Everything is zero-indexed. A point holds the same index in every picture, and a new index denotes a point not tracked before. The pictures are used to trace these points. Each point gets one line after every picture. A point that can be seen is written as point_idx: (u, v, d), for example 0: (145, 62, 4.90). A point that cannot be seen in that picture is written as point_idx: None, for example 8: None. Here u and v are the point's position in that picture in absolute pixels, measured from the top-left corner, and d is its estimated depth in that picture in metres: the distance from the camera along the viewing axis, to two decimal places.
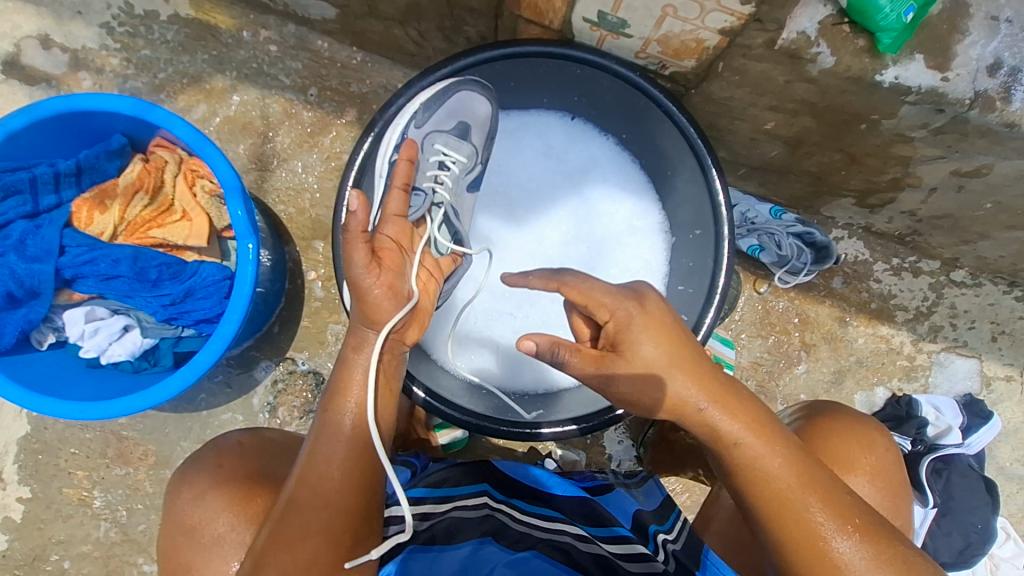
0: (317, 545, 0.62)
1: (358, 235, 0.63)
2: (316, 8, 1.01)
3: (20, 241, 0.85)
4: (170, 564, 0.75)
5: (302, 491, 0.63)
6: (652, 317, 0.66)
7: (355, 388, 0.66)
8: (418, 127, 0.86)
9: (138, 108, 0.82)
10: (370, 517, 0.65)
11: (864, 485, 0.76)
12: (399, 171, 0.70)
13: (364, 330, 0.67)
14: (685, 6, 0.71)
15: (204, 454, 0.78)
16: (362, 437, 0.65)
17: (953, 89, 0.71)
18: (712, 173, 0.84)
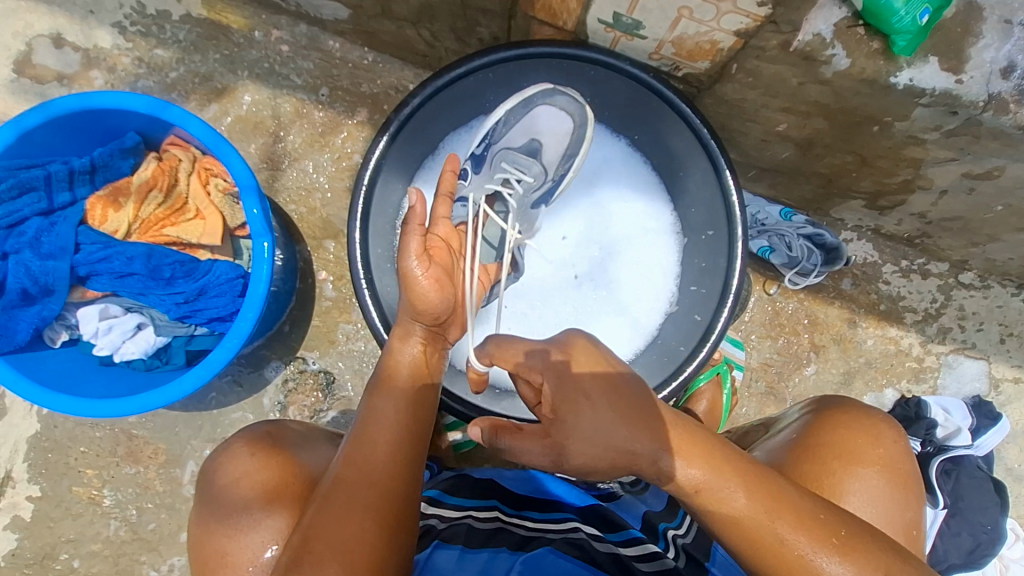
0: (363, 522, 0.59)
1: (416, 227, 0.71)
2: (329, 8, 1.01)
3: (35, 239, 0.86)
4: (202, 553, 0.74)
5: (347, 472, 0.62)
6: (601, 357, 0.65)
7: (399, 376, 0.70)
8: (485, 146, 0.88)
9: (154, 106, 0.82)
10: (411, 502, 0.63)
11: (876, 478, 0.76)
12: (444, 179, 0.77)
13: (414, 324, 0.72)
14: (700, 8, 0.71)
15: (235, 445, 0.77)
16: (410, 421, 0.67)
17: (967, 91, 0.71)
18: (725, 174, 0.84)
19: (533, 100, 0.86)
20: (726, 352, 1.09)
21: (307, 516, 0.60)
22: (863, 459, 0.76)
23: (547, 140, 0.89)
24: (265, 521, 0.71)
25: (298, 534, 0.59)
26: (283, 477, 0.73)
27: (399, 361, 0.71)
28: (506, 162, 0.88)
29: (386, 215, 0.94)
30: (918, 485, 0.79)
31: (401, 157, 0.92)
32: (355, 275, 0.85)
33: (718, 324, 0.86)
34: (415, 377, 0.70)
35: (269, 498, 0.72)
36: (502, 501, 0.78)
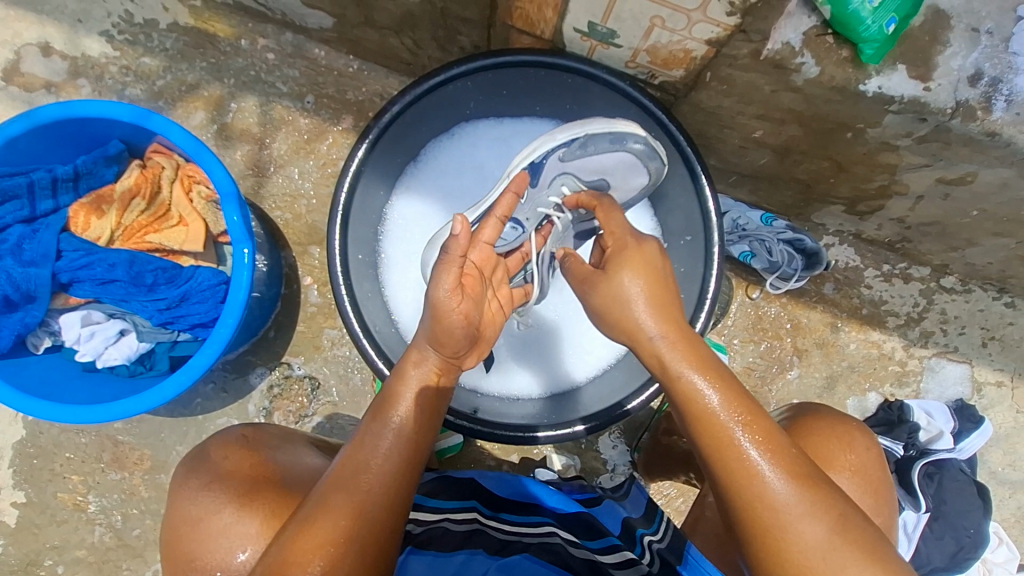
0: (345, 552, 0.59)
1: (456, 259, 0.68)
2: (313, 17, 1.02)
3: (17, 246, 0.86)
4: (173, 556, 0.74)
5: (334, 495, 0.62)
6: (642, 255, 0.69)
7: (407, 401, 0.68)
8: (562, 161, 0.83)
9: (136, 115, 0.83)
10: (395, 537, 0.63)
11: (847, 484, 0.76)
12: (502, 204, 0.74)
13: (428, 350, 0.70)
14: (672, 17, 0.72)
15: (209, 450, 0.78)
16: (409, 454, 0.66)
17: (935, 99, 0.72)
18: (701, 180, 0.86)
19: (603, 137, 0.82)
20: None
21: (289, 530, 0.61)
22: (835, 463, 0.77)
23: (614, 176, 0.88)
24: (236, 523, 0.71)
25: (276, 550, 0.59)
26: (253, 485, 0.74)
27: (409, 388, 0.69)
28: (565, 186, 0.85)
29: (367, 221, 0.95)
30: (889, 489, 0.80)
31: (382, 164, 0.93)
32: (335, 280, 0.86)
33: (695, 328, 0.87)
34: (419, 404, 0.69)
35: (243, 500, 0.72)
36: (482, 502, 0.79)
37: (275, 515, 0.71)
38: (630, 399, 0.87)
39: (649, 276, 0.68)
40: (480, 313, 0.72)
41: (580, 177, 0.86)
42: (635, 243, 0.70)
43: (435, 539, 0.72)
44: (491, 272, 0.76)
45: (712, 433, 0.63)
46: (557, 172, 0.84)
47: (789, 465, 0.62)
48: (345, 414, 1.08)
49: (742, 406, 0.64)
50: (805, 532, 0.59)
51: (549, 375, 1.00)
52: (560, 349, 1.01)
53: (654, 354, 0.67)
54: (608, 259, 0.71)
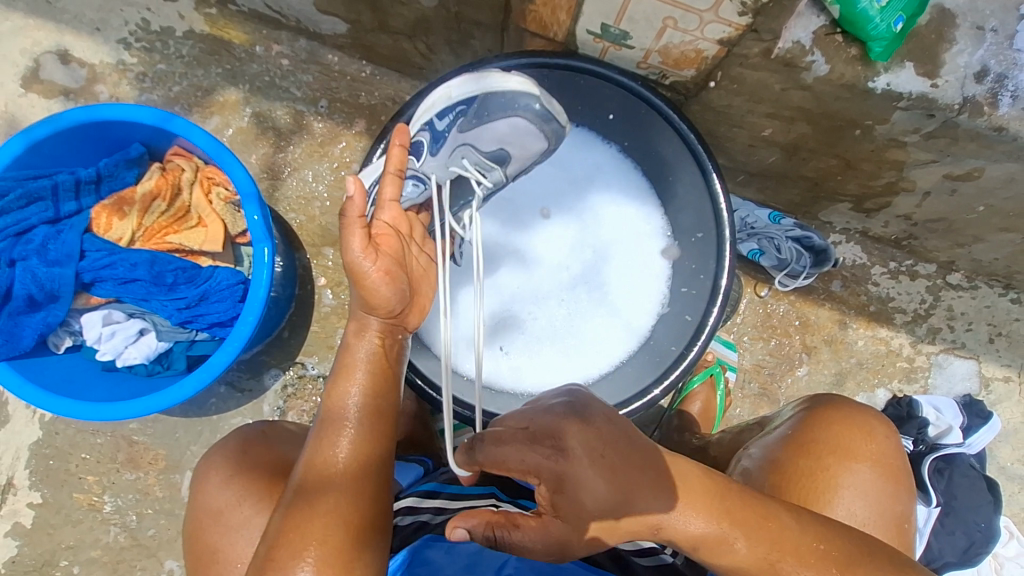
0: (328, 522, 0.60)
1: (355, 220, 0.68)
2: (328, 23, 1.05)
3: (42, 246, 0.87)
4: (196, 549, 0.75)
5: (310, 476, 0.64)
6: (592, 442, 0.56)
7: (359, 370, 0.69)
8: (460, 132, 0.79)
9: (158, 117, 0.84)
10: (381, 499, 0.65)
11: (868, 472, 0.77)
12: (392, 157, 0.70)
13: (367, 317, 0.71)
14: (685, 18, 0.74)
15: (228, 445, 0.79)
16: (373, 420, 0.68)
17: (943, 95, 0.74)
18: (712, 178, 0.87)
19: (496, 99, 0.76)
20: (718, 354, 1.11)
21: (275, 521, 0.62)
22: (856, 453, 0.78)
23: (513, 147, 0.79)
24: (256, 515, 0.72)
25: (266, 540, 0.61)
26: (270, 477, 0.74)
27: (357, 357, 0.70)
28: (466, 159, 0.79)
29: None
30: (909, 477, 0.80)
31: None
32: None
33: (708, 324, 0.88)
34: (373, 370, 0.70)
35: (264, 493, 0.73)
36: (501, 488, 0.78)
37: None
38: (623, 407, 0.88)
39: (613, 462, 0.56)
40: (404, 270, 0.72)
41: (479, 147, 0.79)
42: (571, 469, 0.55)
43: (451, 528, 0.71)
44: (410, 230, 0.75)
45: (753, 574, 0.61)
46: (457, 144, 0.79)
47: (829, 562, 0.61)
48: None
49: (741, 520, 0.61)
50: None
51: (546, 373, 1.00)
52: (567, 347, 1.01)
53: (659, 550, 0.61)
54: (562, 485, 0.56)
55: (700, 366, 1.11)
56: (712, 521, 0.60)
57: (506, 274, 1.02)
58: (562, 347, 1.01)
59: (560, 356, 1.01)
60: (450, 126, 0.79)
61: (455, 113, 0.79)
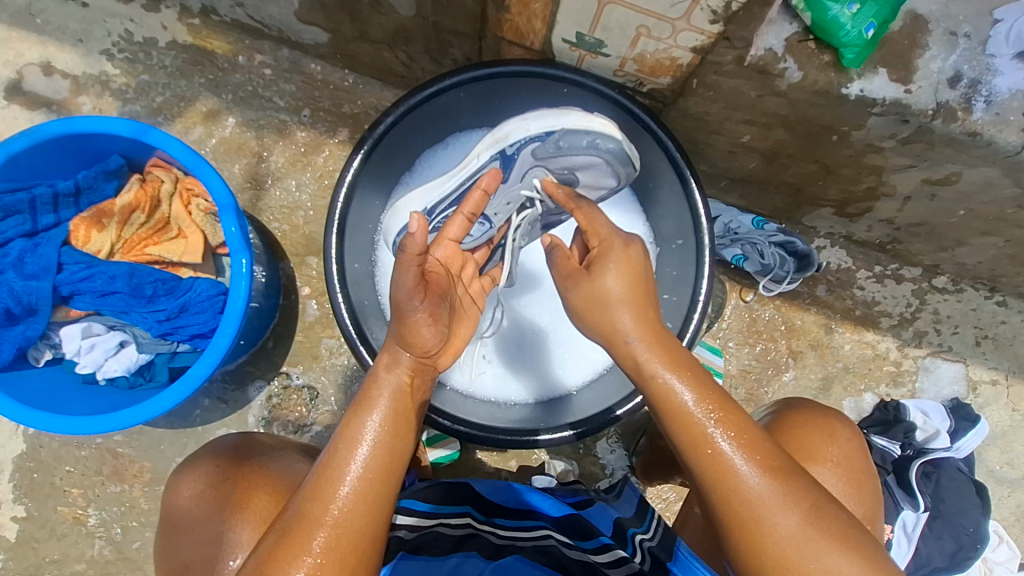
0: (323, 558, 0.59)
1: (411, 258, 0.61)
2: (309, 33, 1.05)
3: (19, 260, 0.87)
4: (171, 562, 0.76)
5: (310, 507, 0.61)
6: (626, 258, 0.70)
7: (380, 407, 0.67)
8: (536, 155, 0.78)
9: (135, 130, 0.84)
10: (374, 543, 0.62)
11: (829, 475, 0.77)
12: (471, 200, 0.74)
13: (400, 351, 0.69)
14: (657, 26, 0.74)
15: (201, 459, 0.79)
16: (386, 458, 0.65)
17: (916, 101, 0.74)
18: (691, 185, 0.87)
19: (583, 136, 0.77)
20: (704, 359, 1.09)
21: (267, 543, 0.61)
22: (817, 455, 0.78)
23: (585, 173, 0.83)
24: (228, 531, 0.72)
25: (255, 562, 0.60)
26: (244, 492, 0.74)
27: (381, 393, 0.67)
28: (537, 182, 0.80)
29: (364, 231, 0.96)
30: (873, 480, 0.80)
31: (376, 175, 0.94)
32: (331, 288, 0.87)
33: (689, 330, 0.88)
34: (396, 410, 0.67)
35: (230, 507, 0.74)
36: (475, 507, 0.79)
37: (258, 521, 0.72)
38: (622, 404, 0.87)
39: (633, 289, 0.70)
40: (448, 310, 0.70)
41: (553, 172, 0.81)
42: (620, 245, 0.71)
43: (426, 544, 0.71)
44: (459, 268, 0.79)
45: (688, 410, 0.64)
46: (529, 165, 0.79)
47: (765, 458, 0.63)
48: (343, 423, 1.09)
49: (716, 401, 0.65)
50: (778, 524, 0.60)
51: (543, 378, 1.00)
52: (553, 353, 1.02)
53: (630, 357, 0.68)
54: (593, 260, 0.72)
55: None
56: (682, 365, 0.67)
57: None
58: (560, 349, 1.02)
59: (558, 359, 1.01)
60: (521, 150, 0.78)
61: (529, 139, 0.77)
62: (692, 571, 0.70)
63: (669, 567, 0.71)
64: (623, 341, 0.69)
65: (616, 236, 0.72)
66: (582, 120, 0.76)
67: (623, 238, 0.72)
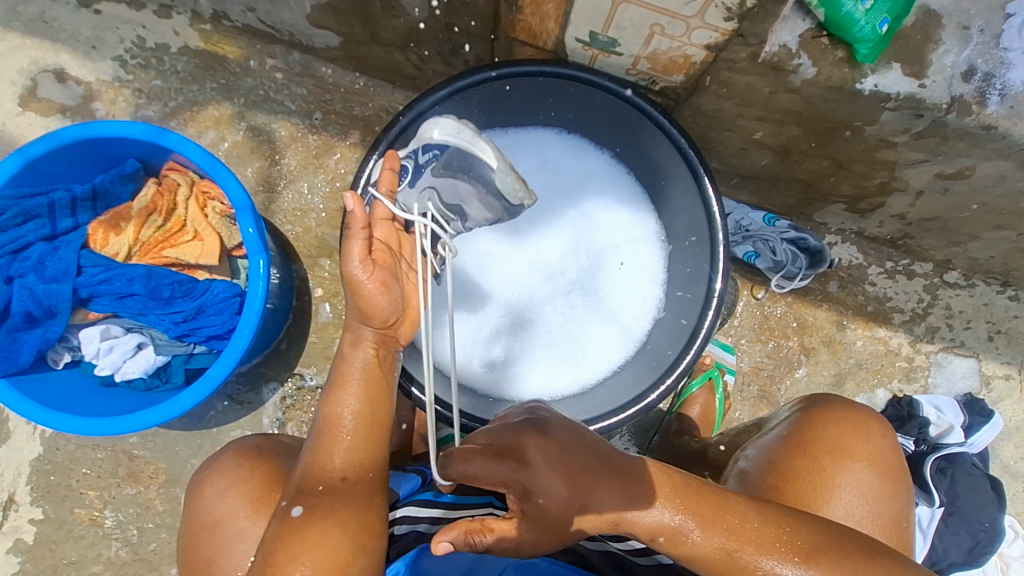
0: (325, 529, 0.61)
1: (359, 232, 0.67)
2: (321, 37, 1.06)
3: (39, 262, 0.88)
4: (192, 562, 0.76)
5: (306, 484, 0.65)
6: (555, 443, 0.62)
7: (353, 381, 0.69)
8: (433, 173, 0.72)
9: (152, 133, 0.85)
10: (371, 510, 0.65)
11: (865, 473, 0.77)
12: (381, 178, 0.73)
13: (361, 327, 0.70)
14: (672, 25, 0.74)
15: (222, 458, 0.80)
16: (368, 425, 0.68)
17: (930, 95, 0.74)
18: (705, 181, 0.88)
19: (465, 144, 0.67)
20: (716, 356, 1.11)
21: (271, 529, 0.63)
22: (853, 453, 0.78)
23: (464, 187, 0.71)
24: (252, 526, 0.74)
25: (265, 550, 0.62)
26: (266, 490, 0.75)
27: (351, 366, 0.69)
28: (432, 202, 0.71)
29: None
30: (907, 477, 0.80)
31: None
32: None
33: (704, 328, 0.88)
34: (368, 382, 0.69)
35: (256, 505, 0.74)
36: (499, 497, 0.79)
37: None
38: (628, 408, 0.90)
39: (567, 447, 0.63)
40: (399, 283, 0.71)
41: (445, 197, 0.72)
42: (534, 429, 0.62)
43: None
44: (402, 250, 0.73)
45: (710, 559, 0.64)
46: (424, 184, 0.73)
47: (787, 545, 0.63)
48: None
49: (710, 521, 0.64)
50: None
51: (554, 380, 0.99)
52: (566, 355, 1.01)
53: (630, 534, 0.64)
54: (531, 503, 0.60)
55: (699, 369, 1.10)
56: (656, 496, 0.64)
57: (503, 260, 1.01)
58: (557, 351, 1.01)
59: (556, 360, 1.00)
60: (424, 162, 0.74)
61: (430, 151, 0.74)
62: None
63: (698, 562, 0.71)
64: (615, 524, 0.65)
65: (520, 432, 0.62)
66: (455, 135, 0.67)
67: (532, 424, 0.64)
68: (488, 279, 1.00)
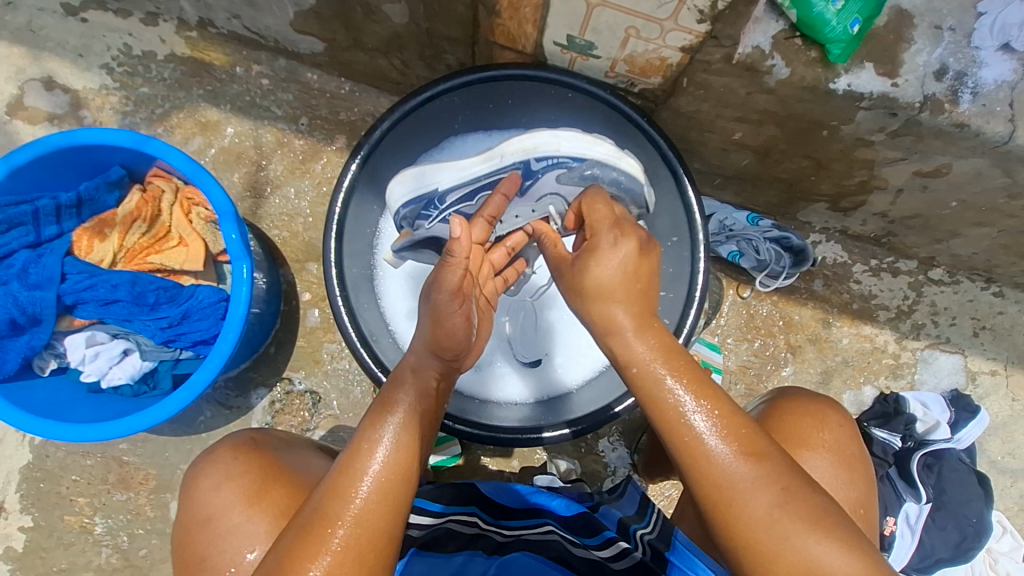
0: (341, 561, 0.57)
1: (459, 260, 0.74)
2: (305, 43, 1.06)
3: (22, 270, 0.88)
4: (185, 556, 0.77)
5: (329, 505, 0.60)
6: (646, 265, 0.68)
7: (401, 406, 0.68)
8: (558, 180, 0.82)
9: (134, 140, 0.85)
10: (391, 548, 0.61)
11: (819, 460, 0.77)
12: (490, 206, 0.79)
13: (429, 355, 0.73)
14: (646, 27, 0.75)
15: (218, 451, 0.80)
16: (406, 460, 0.64)
17: (903, 94, 0.75)
18: (684, 182, 0.89)
19: (611, 172, 0.78)
20: (703, 355, 1.11)
21: (285, 541, 0.59)
22: (807, 443, 0.78)
23: None
24: (246, 522, 0.74)
25: (272, 562, 0.58)
26: (261, 485, 0.76)
27: (405, 393, 0.70)
28: (553, 207, 0.87)
29: (362, 235, 0.97)
30: (865, 463, 0.80)
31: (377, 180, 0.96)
32: (331, 292, 0.89)
33: (685, 326, 0.89)
34: (418, 412, 0.69)
35: (252, 500, 0.75)
36: (481, 507, 0.81)
37: (283, 516, 0.74)
38: (619, 401, 0.89)
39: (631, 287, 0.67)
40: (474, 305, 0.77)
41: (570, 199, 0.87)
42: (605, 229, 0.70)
43: (433, 542, 0.74)
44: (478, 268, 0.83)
45: (668, 410, 0.64)
46: (550, 189, 0.84)
47: (742, 441, 0.62)
48: (347, 426, 1.10)
49: (693, 383, 0.64)
50: (750, 504, 0.60)
51: (536, 381, 1.01)
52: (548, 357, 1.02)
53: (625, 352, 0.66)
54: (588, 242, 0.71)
55: None
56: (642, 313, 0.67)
57: None
58: (528, 354, 1.01)
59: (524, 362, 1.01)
60: (547, 169, 0.78)
61: (555, 162, 0.77)
62: (692, 563, 0.69)
63: (667, 556, 0.70)
64: (618, 325, 0.67)
65: (605, 231, 0.70)
66: (612, 155, 0.76)
67: (615, 231, 0.69)
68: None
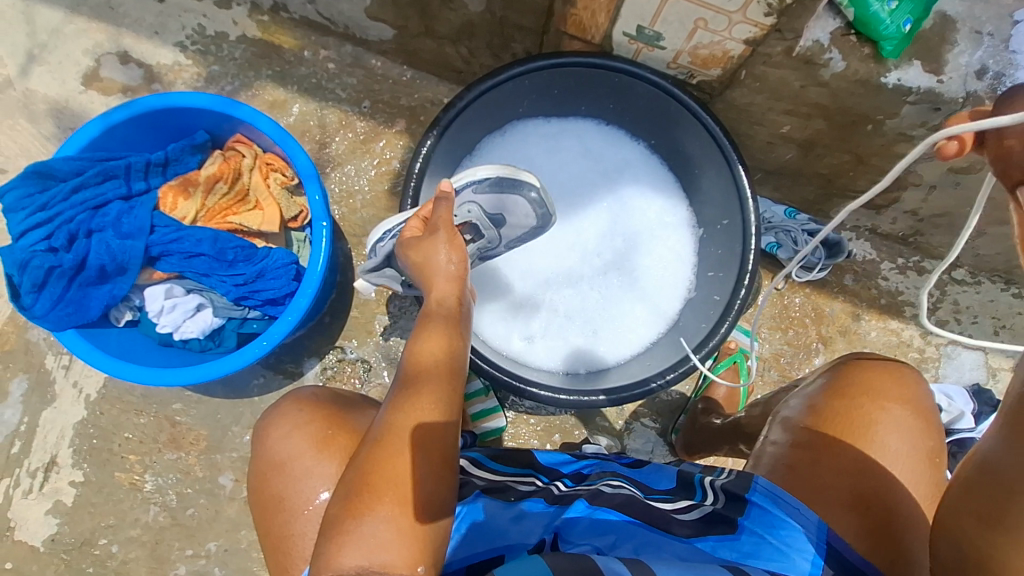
0: (413, 458, 0.63)
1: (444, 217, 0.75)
2: (376, 29, 1.13)
3: (116, 219, 0.92)
4: (261, 497, 0.79)
5: (394, 418, 0.66)
6: None
7: (433, 327, 0.72)
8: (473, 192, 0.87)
9: (224, 104, 0.90)
10: (450, 448, 0.66)
11: (902, 413, 0.78)
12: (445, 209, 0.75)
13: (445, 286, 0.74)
14: (715, 19, 0.82)
15: (283, 405, 0.84)
16: (448, 369, 0.70)
17: (947, 89, 0.82)
18: (738, 169, 0.93)
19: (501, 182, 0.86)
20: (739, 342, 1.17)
21: (363, 453, 0.65)
22: (889, 395, 0.79)
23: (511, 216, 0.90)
24: (315, 468, 0.77)
25: (354, 470, 0.64)
26: (329, 432, 0.79)
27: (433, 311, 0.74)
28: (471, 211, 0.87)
29: None
30: (941, 424, 0.80)
31: (444, 154, 0.97)
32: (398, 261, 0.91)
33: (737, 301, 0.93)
34: (451, 327, 0.73)
35: (319, 445, 0.78)
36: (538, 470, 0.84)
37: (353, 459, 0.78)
38: (671, 370, 0.93)
39: None
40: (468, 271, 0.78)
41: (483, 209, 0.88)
42: None
43: (497, 489, 0.77)
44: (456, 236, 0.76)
45: None
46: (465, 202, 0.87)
47: None
48: None
49: None
50: None
51: (590, 353, 1.05)
52: (601, 332, 1.06)
53: None
54: None
55: (724, 354, 1.18)
56: None
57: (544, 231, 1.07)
58: (585, 328, 1.07)
59: (581, 336, 1.06)
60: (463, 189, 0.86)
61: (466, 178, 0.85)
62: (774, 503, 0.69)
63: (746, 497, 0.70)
64: None
65: None
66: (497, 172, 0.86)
67: None
68: (527, 256, 1.07)
